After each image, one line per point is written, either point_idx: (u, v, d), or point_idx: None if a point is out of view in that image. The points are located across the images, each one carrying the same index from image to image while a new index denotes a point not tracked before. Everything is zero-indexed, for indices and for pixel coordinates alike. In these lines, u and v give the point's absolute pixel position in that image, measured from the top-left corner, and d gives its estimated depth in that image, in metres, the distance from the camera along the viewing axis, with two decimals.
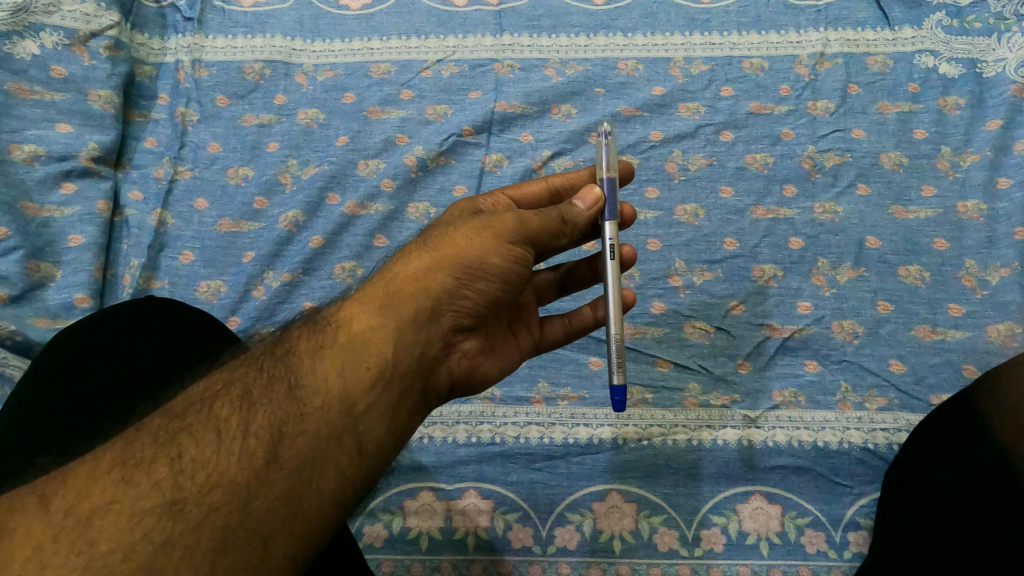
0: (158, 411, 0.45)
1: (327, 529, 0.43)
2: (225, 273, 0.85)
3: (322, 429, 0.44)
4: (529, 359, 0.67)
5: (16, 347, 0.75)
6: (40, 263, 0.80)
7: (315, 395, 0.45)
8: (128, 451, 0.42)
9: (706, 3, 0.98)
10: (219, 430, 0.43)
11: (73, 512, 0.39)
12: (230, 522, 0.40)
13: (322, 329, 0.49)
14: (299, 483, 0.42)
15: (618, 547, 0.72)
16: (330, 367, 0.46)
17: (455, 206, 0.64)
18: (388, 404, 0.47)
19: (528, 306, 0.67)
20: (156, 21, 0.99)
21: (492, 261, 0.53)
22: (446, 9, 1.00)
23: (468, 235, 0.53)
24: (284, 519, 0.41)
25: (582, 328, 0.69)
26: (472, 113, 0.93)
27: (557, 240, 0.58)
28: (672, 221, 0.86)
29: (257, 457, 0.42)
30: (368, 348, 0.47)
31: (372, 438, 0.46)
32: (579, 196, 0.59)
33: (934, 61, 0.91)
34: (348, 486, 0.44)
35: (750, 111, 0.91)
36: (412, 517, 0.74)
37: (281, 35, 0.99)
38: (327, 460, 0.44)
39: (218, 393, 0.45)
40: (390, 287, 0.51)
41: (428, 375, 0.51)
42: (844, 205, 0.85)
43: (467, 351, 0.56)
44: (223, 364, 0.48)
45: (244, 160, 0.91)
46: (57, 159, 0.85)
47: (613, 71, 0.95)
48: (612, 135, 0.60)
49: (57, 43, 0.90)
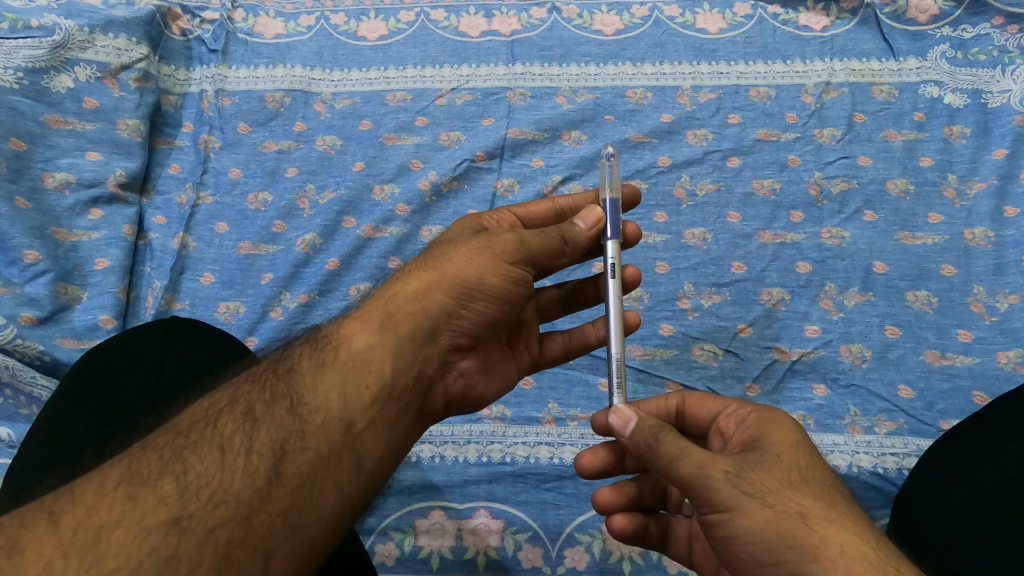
0: (163, 429, 0.46)
1: (326, 545, 0.45)
2: (244, 294, 0.87)
3: (322, 446, 0.47)
4: (527, 375, 0.68)
5: (43, 366, 0.77)
6: (68, 286, 0.83)
7: (316, 412, 0.48)
8: (134, 469, 0.43)
9: (713, 34, 1.00)
10: (223, 448, 0.44)
11: (81, 529, 0.39)
12: (234, 538, 0.41)
13: (324, 348, 0.52)
14: (301, 499, 0.44)
15: (628, 569, 0.73)
16: (330, 385, 0.50)
17: (460, 221, 0.65)
18: (386, 420, 0.51)
19: (530, 323, 0.67)
20: (183, 53, 1.03)
21: (491, 281, 0.55)
22: (460, 40, 1.03)
23: (468, 255, 0.56)
24: (285, 535, 0.43)
25: (584, 346, 0.69)
26: (485, 140, 0.96)
27: (557, 259, 0.60)
28: (680, 244, 0.88)
29: (259, 474, 0.44)
30: (368, 366, 0.51)
31: (370, 454, 0.49)
32: (581, 216, 0.60)
33: (939, 92, 0.92)
34: (346, 502, 0.46)
35: (757, 138, 0.93)
36: (423, 536, 0.75)
37: (301, 66, 1.02)
38: (326, 477, 0.46)
39: (222, 410, 0.47)
40: (389, 307, 0.54)
41: (423, 395, 0.55)
42: (851, 230, 0.86)
43: (463, 371, 0.59)
44: (224, 384, 0.51)
45: (264, 186, 0.94)
46: (86, 186, 0.89)
47: (622, 99, 0.98)
48: (617, 158, 0.62)
49: (90, 76, 0.94)
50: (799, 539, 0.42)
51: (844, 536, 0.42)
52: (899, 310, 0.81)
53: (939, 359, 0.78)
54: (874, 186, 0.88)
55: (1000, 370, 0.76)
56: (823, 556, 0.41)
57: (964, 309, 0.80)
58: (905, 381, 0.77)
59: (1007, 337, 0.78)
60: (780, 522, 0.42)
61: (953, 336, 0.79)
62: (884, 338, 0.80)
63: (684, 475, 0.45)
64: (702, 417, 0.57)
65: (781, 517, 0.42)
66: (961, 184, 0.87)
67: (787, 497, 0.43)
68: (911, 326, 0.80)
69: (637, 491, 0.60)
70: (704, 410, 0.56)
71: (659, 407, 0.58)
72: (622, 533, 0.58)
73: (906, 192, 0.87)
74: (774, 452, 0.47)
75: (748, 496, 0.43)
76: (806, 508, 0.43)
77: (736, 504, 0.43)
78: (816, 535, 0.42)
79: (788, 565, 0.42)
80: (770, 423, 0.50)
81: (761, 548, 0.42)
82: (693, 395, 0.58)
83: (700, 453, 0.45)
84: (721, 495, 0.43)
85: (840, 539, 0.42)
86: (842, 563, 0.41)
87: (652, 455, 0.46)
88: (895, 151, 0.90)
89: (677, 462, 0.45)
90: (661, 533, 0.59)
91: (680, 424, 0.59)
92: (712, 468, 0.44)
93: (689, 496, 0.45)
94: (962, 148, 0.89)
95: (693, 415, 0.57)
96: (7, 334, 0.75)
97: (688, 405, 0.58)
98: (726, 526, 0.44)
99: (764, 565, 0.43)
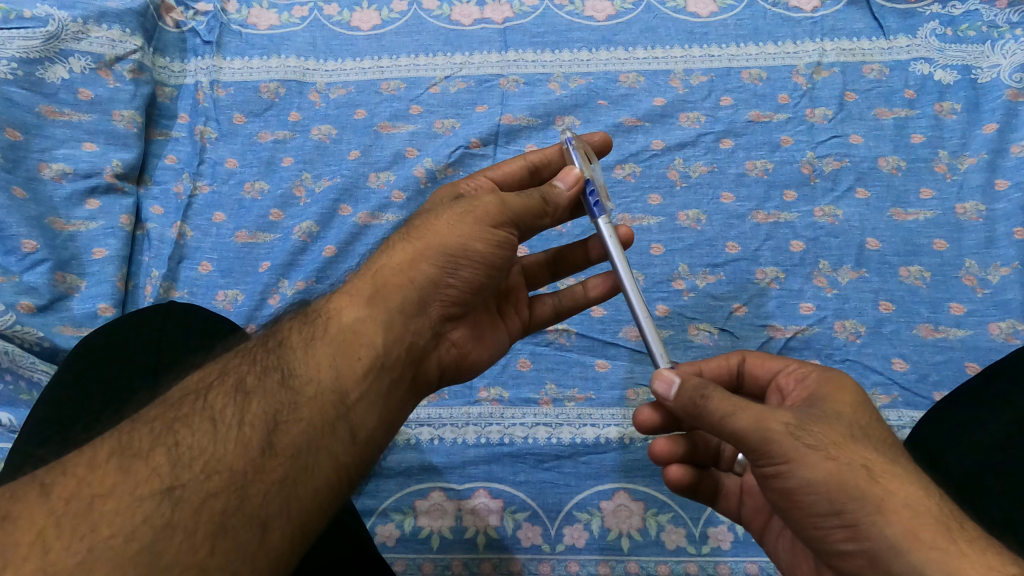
0: (154, 403, 0.47)
1: (322, 513, 0.46)
2: (242, 282, 0.88)
3: (315, 417, 0.47)
4: (519, 340, 0.69)
5: (44, 352, 0.78)
6: (66, 275, 0.84)
7: (309, 384, 0.49)
8: (125, 442, 0.43)
9: (704, 17, 1.01)
10: (216, 420, 0.45)
11: (73, 499, 0.39)
12: (229, 506, 0.41)
13: (314, 323, 0.53)
14: (296, 469, 0.45)
15: (627, 545, 0.73)
16: (321, 358, 0.50)
17: (439, 191, 0.65)
18: (379, 393, 0.51)
19: (517, 288, 0.67)
20: (177, 45, 1.04)
21: (476, 248, 0.55)
22: (453, 28, 1.04)
23: (452, 225, 0.55)
24: (281, 504, 0.43)
25: (573, 306, 0.69)
26: (479, 126, 0.96)
27: (540, 221, 0.59)
28: (674, 226, 0.88)
29: (252, 444, 0.44)
30: (358, 339, 0.51)
31: (364, 425, 0.50)
32: (559, 177, 0.60)
33: (930, 69, 0.93)
34: (341, 472, 0.47)
35: (749, 120, 0.93)
36: (423, 516, 0.76)
37: (295, 56, 1.03)
38: (320, 447, 0.47)
39: (213, 383, 0.48)
40: (376, 281, 0.54)
41: (416, 367, 0.55)
42: (844, 208, 0.87)
43: (454, 342, 0.60)
44: (215, 359, 0.51)
45: (261, 175, 0.95)
46: (83, 176, 0.89)
47: (615, 84, 0.98)
48: (577, 140, 0.64)
49: (85, 68, 0.95)
50: (862, 490, 0.43)
51: (908, 489, 0.43)
52: (892, 285, 0.82)
53: (932, 332, 0.78)
54: (867, 164, 0.89)
55: (993, 342, 0.77)
56: (885, 508, 0.42)
57: (957, 282, 0.81)
58: (899, 355, 0.78)
59: (1000, 309, 0.78)
60: (842, 473, 0.43)
61: (945, 309, 0.79)
62: (878, 314, 0.80)
63: (741, 429, 0.45)
64: (760, 378, 0.57)
65: (843, 468, 0.43)
66: (952, 159, 0.87)
67: (849, 449, 0.44)
68: (904, 301, 0.80)
69: (693, 446, 0.59)
70: (764, 369, 0.57)
71: (721, 367, 0.59)
72: (676, 483, 0.59)
73: (898, 168, 0.88)
74: (834, 407, 0.47)
75: (809, 449, 0.44)
76: (868, 460, 0.44)
77: (796, 456, 0.44)
78: (880, 487, 0.43)
79: (848, 515, 0.43)
80: (831, 382, 0.50)
81: (822, 498, 0.43)
82: (752, 354, 0.58)
83: (754, 409, 0.45)
84: (782, 447, 0.44)
85: (904, 493, 0.42)
86: (906, 515, 0.42)
87: (701, 413, 0.47)
88: (887, 129, 0.90)
89: (731, 418, 0.45)
90: (711, 487, 0.60)
91: (740, 384, 0.59)
92: (771, 422, 0.45)
93: (747, 450, 0.46)
94: (953, 124, 0.89)
95: (752, 375, 0.58)
96: (6, 319, 0.76)
97: (748, 364, 0.58)
98: (785, 478, 0.45)
99: (823, 515, 0.44)
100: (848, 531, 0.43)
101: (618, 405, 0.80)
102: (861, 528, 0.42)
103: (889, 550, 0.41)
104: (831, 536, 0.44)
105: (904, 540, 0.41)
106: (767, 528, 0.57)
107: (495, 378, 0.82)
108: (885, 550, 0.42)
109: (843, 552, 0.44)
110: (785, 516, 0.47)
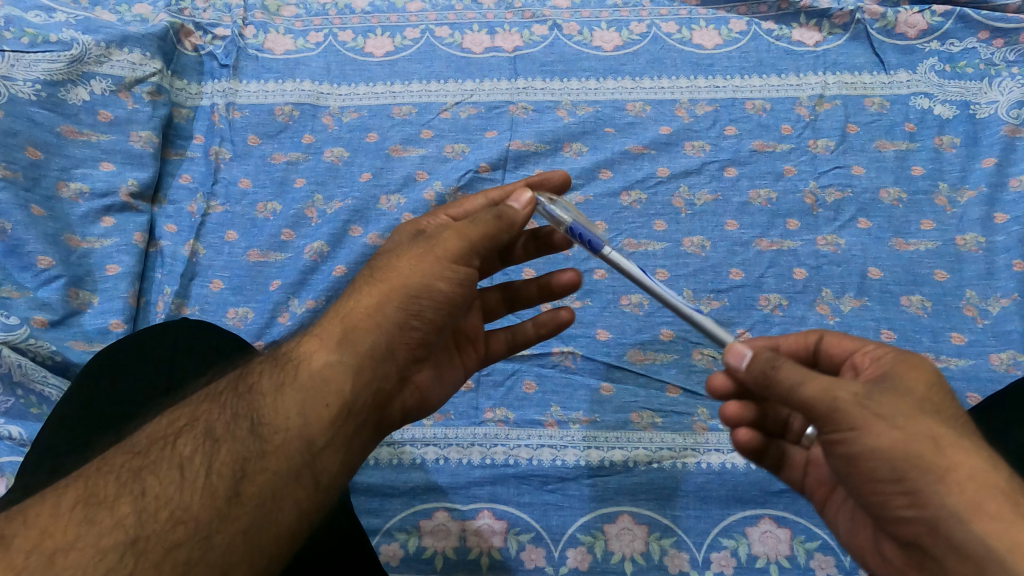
0: (122, 448, 0.48)
1: (283, 557, 0.48)
2: (252, 300, 0.89)
3: (282, 465, 0.49)
4: (474, 373, 0.70)
5: (56, 367, 0.79)
6: (79, 291, 0.85)
7: (277, 432, 0.50)
8: (90, 490, 0.44)
9: (710, 49, 1.03)
10: (182, 468, 0.46)
11: (36, 551, 0.41)
12: (191, 557, 0.43)
13: (284, 367, 0.54)
14: (259, 517, 0.47)
15: (630, 568, 0.74)
16: (291, 405, 0.51)
17: (401, 228, 0.65)
18: (345, 439, 0.53)
19: (472, 323, 0.68)
20: (195, 68, 1.06)
21: (439, 287, 0.56)
22: (464, 56, 1.06)
23: (417, 267, 0.56)
24: (243, 552, 0.45)
25: (525, 342, 0.70)
26: (488, 152, 0.98)
27: (499, 241, 0.57)
28: (679, 252, 0.90)
29: (218, 494, 0.46)
30: (328, 386, 0.53)
31: (328, 471, 0.51)
32: (513, 198, 0.58)
33: (929, 103, 0.95)
34: (304, 518, 0.49)
35: (753, 149, 0.95)
36: (427, 536, 0.76)
37: (309, 80, 1.05)
38: (285, 495, 0.48)
39: (182, 430, 0.49)
40: (346, 324, 0.55)
41: (381, 410, 0.57)
42: (846, 237, 0.88)
43: (419, 384, 0.62)
44: (185, 399, 0.53)
45: (273, 196, 0.97)
46: (100, 195, 0.91)
47: (622, 112, 1.01)
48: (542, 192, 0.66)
49: (105, 89, 0.97)
50: (927, 459, 0.44)
51: (975, 461, 0.44)
52: (894, 314, 0.83)
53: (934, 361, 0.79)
54: (868, 195, 0.91)
55: (994, 372, 0.78)
56: (950, 478, 0.44)
57: (957, 312, 0.82)
58: None
59: (1000, 340, 0.79)
60: (909, 442, 0.45)
61: (946, 339, 0.81)
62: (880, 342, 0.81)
63: (807, 397, 0.47)
64: (836, 356, 0.57)
65: (910, 438, 0.45)
66: (952, 192, 0.89)
67: (916, 420, 0.45)
68: (906, 330, 0.82)
69: (764, 414, 0.61)
70: (842, 347, 0.57)
71: (797, 342, 0.59)
72: (744, 446, 0.61)
73: (899, 200, 0.90)
74: (909, 380, 0.48)
75: (877, 418, 0.45)
76: (935, 430, 0.45)
77: (864, 424, 0.45)
78: (946, 457, 0.44)
79: (910, 482, 0.45)
80: (908, 361, 0.50)
81: (884, 465, 0.45)
82: (831, 332, 0.58)
83: (822, 379, 0.47)
84: (850, 415, 0.46)
85: (971, 465, 0.44)
86: (971, 486, 0.43)
87: (770, 381, 0.49)
88: (888, 161, 0.92)
89: (798, 386, 0.47)
90: (778, 455, 0.61)
91: (816, 362, 0.60)
92: (837, 391, 0.46)
93: (813, 417, 0.47)
94: (953, 157, 0.91)
95: (829, 353, 0.58)
96: (20, 333, 0.77)
97: (825, 343, 0.58)
98: (849, 444, 0.46)
99: (885, 480, 0.46)
100: (908, 498, 0.45)
101: (623, 428, 0.81)
102: (923, 496, 0.44)
103: (950, 518, 0.44)
104: (890, 502, 0.47)
105: (966, 512, 0.43)
106: (829, 499, 0.58)
107: (501, 399, 0.83)
108: (945, 519, 0.44)
109: (901, 518, 0.46)
110: (845, 481, 0.49)
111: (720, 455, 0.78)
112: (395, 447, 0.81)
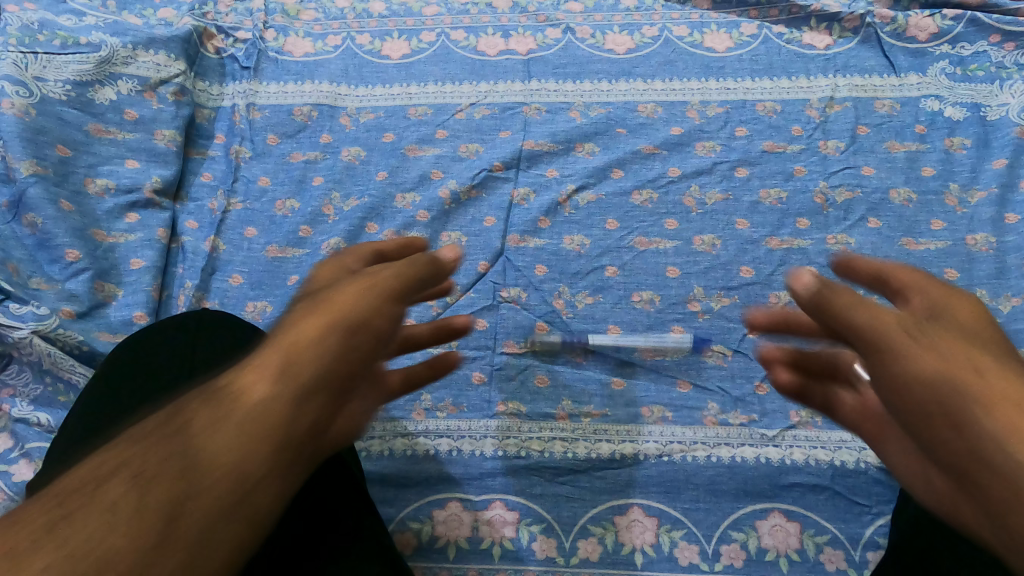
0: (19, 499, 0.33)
1: None
2: (271, 294, 0.91)
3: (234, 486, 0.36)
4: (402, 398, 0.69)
5: (83, 356, 0.81)
6: (104, 284, 0.87)
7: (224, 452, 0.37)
8: None
9: (721, 52, 1.05)
10: (98, 510, 0.32)
11: None
12: None
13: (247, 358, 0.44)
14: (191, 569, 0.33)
15: (640, 560, 0.75)
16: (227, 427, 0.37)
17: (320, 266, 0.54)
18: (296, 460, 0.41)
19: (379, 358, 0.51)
20: (217, 70, 1.09)
21: (376, 321, 0.46)
22: (480, 59, 1.09)
23: (362, 294, 0.46)
24: None
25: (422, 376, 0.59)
26: (502, 152, 1.00)
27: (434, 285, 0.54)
28: (690, 250, 0.91)
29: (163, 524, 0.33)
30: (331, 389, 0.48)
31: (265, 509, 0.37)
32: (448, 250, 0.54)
33: (940, 105, 0.96)
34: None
35: (763, 150, 0.97)
36: (440, 526, 0.77)
37: (328, 82, 1.08)
38: (236, 521, 0.36)
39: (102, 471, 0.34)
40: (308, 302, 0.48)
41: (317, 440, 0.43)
42: (856, 237, 0.89)
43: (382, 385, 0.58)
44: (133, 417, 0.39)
45: (292, 194, 0.99)
46: (125, 191, 0.94)
47: (634, 114, 1.02)
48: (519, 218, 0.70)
49: (131, 89, 1.00)
50: (962, 389, 0.41)
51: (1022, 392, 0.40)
52: None
53: None
54: (878, 194, 0.92)
55: None
56: (994, 407, 0.40)
57: None
58: None
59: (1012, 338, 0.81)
60: (949, 368, 0.42)
61: None
62: None
63: (856, 323, 0.45)
64: (880, 279, 0.52)
65: (951, 364, 0.42)
66: (962, 192, 0.90)
67: (956, 349, 0.43)
68: None
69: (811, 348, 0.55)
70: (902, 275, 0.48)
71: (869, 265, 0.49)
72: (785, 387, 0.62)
73: (909, 200, 0.91)
74: (955, 314, 0.45)
75: (916, 345, 0.43)
76: (978, 362, 0.42)
77: (904, 350, 0.43)
78: (986, 381, 0.41)
79: (945, 416, 0.41)
80: (951, 293, 0.46)
81: (917, 392, 0.43)
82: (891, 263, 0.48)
83: (854, 298, 0.46)
84: (890, 341, 0.44)
85: (1018, 398, 0.39)
86: (1019, 416, 0.39)
87: (830, 306, 0.45)
88: (898, 161, 0.93)
89: (851, 310, 0.45)
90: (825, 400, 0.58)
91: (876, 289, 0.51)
92: (885, 321, 0.44)
93: (864, 347, 0.45)
94: (963, 158, 0.92)
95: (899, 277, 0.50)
96: (50, 323, 0.79)
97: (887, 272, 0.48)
98: (888, 372, 0.44)
99: (936, 412, 0.42)
100: (955, 433, 0.41)
101: (633, 422, 0.82)
102: (968, 429, 0.40)
103: (990, 453, 0.39)
104: (939, 438, 0.42)
105: (1006, 438, 0.38)
106: (881, 437, 0.54)
107: (513, 393, 0.84)
108: (974, 457, 0.40)
109: (946, 456, 0.42)
110: (900, 416, 0.45)
111: (729, 449, 0.79)
112: (409, 438, 0.82)
